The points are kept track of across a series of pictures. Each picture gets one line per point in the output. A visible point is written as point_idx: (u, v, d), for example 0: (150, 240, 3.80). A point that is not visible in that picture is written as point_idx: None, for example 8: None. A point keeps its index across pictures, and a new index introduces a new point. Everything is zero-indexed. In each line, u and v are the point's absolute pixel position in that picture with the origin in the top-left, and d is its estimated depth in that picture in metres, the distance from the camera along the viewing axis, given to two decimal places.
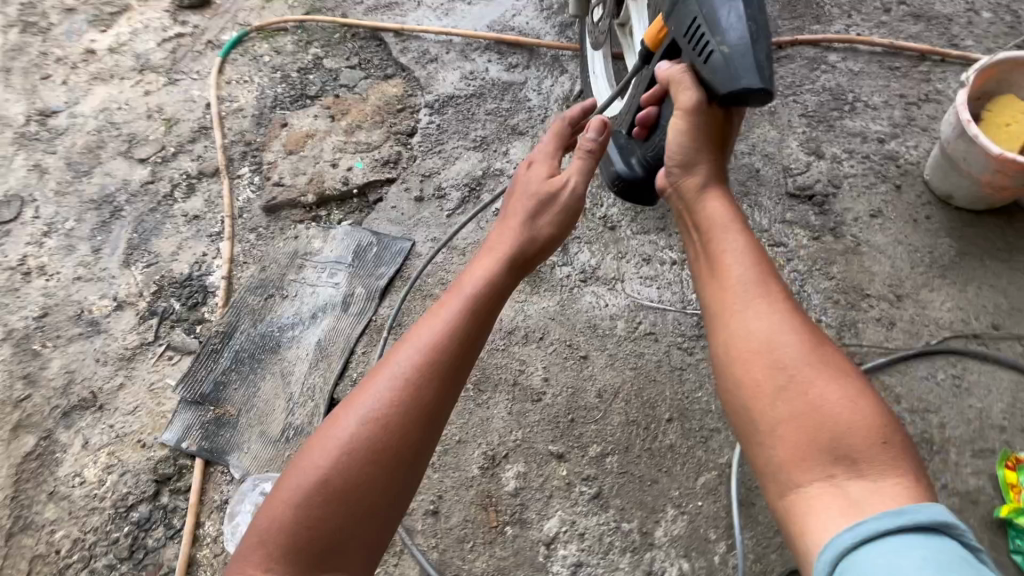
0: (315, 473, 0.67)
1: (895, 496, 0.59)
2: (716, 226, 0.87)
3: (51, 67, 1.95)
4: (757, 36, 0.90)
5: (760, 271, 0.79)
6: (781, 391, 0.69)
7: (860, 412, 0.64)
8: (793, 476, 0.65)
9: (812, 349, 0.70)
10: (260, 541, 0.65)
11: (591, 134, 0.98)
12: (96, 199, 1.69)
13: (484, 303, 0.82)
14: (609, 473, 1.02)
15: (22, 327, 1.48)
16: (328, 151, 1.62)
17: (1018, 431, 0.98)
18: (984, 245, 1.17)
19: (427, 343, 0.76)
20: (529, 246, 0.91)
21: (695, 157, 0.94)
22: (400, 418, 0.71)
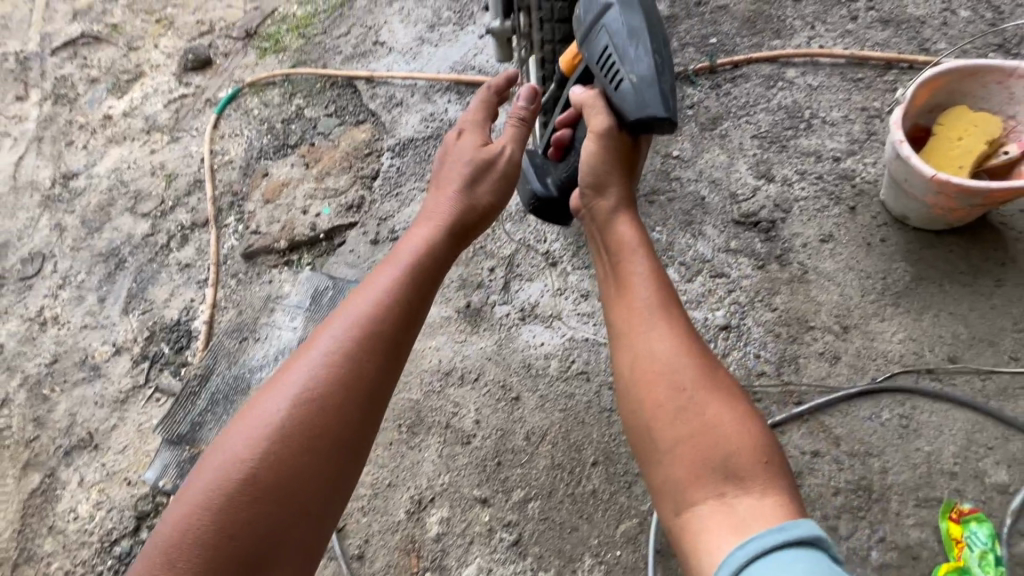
0: (246, 455, 0.69)
1: (775, 513, 0.65)
2: (628, 251, 0.92)
3: (75, 134, 2.17)
4: (663, 70, 0.92)
5: (662, 299, 0.85)
6: (679, 414, 0.74)
7: (750, 439, 0.70)
8: (687, 492, 0.70)
9: (706, 376, 0.77)
10: (185, 531, 0.65)
11: (521, 102, 1.06)
12: (105, 253, 1.85)
13: (416, 275, 0.87)
14: (530, 519, 1.02)
15: (36, 373, 1.65)
16: (300, 198, 1.72)
17: (970, 477, 0.90)
18: (944, 268, 1.09)
19: (359, 319, 0.79)
20: (467, 211, 0.99)
21: (607, 179, 0.99)
22: (337, 394, 0.74)
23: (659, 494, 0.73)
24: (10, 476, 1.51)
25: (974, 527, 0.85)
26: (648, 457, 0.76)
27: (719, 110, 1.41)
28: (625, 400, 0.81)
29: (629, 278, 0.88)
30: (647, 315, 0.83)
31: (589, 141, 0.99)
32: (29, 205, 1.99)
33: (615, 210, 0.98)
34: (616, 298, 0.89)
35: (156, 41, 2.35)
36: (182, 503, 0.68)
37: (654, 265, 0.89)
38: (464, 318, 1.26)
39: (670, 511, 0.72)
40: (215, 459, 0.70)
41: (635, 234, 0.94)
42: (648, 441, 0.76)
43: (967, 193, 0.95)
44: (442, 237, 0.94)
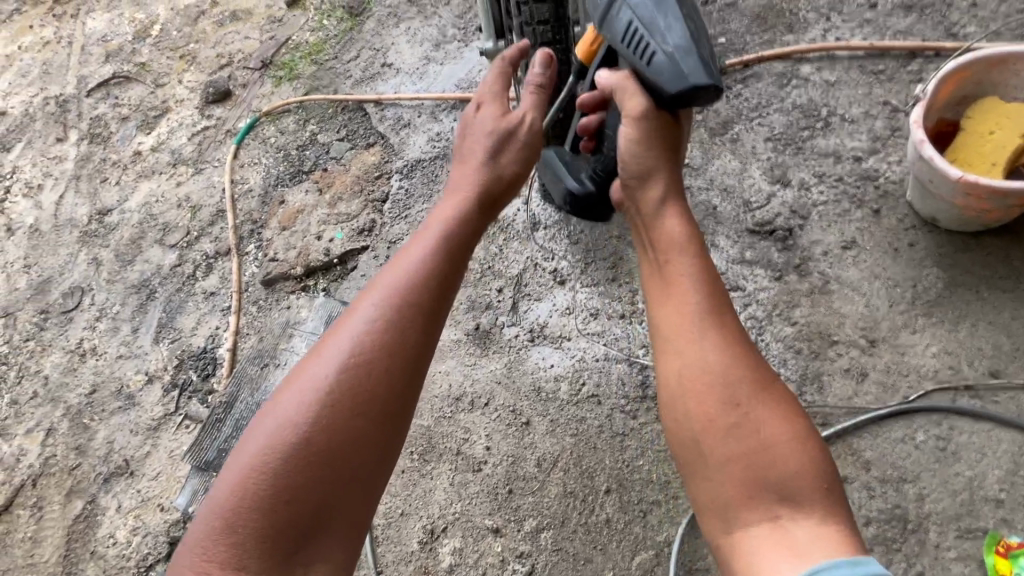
0: (294, 424, 0.65)
1: (837, 543, 0.59)
2: (675, 247, 0.80)
3: (110, 172, 2.18)
4: (700, 37, 0.77)
5: (715, 300, 0.74)
6: (732, 430, 0.66)
7: (805, 456, 0.64)
8: (739, 513, 0.64)
9: (763, 384, 0.68)
10: (242, 500, 0.62)
11: (536, 68, 0.97)
12: (136, 285, 1.90)
13: (455, 241, 0.83)
14: (543, 550, 1.00)
15: (77, 404, 1.72)
16: (314, 225, 1.75)
17: (1018, 506, 0.83)
18: (981, 273, 1.01)
19: (396, 286, 0.75)
20: (495, 186, 0.92)
21: (651, 167, 0.86)
22: (381, 361, 0.70)
23: (705, 509, 0.67)
24: (56, 503, 1.58)
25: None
26: (695, 471, 0.69)
27: (730, 113, 1.32)
28: (667, 406, 0.72)
29: (676, 276, 0.77)
30: (697, 319, 0.73)
31: (626, 127, 0.86)
32: (67, 241, 2.06)
33: (663, 201, 0.85)
34: (661, 299, 0.78)
35: (180, 76, 2.38)
36: (233, 472, 0.64)
37: (704, 262, 0.78)
38: (474, 340, 1.23)
39: (719, 529, 0.66)
40: (258, 432, 0.66)
41: (685, 229, 0.81)
42: (696, 454, 0.69)
43: (999, 194, 0.89)
44: (476, 203, 0.89)
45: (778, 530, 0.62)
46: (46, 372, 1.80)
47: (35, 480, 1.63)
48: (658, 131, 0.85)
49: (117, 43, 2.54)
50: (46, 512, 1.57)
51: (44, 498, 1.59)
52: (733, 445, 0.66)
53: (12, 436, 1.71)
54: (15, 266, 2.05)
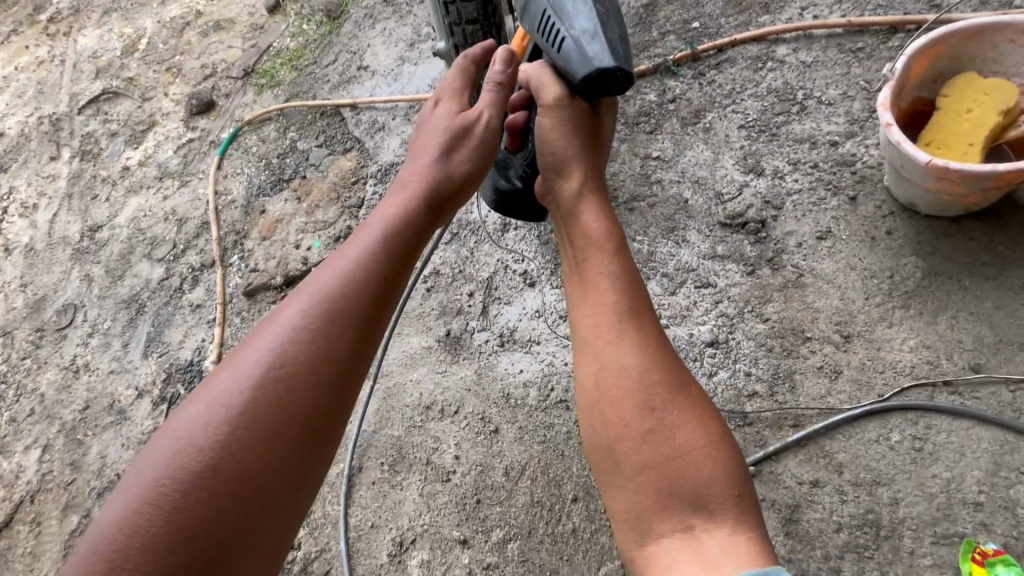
0: (192, 454, 0.59)
1: (748, 555, 0.58)
2: (595, 243, 0.79)
3: (99, 187, 2.21)
4: (608, 21, 0.80)
5: (632, 300, 0.73)
6: (649, 435, 0.64)
7: (720, 463, 0.63)
8: (654, 525, 0.62)
9: (679, 385, 0.67)
10: (123, 545, 0.54)
11: (496, 65, 0.91)
12: (126, 299, 1.91)
13: (398, 245, 0.75)
14: (510, 561, 0.98)
15: (71, 420, 1.74)
16: (293, 233, 1.74)
17: (999, 509, 0.78)
18: (962, 261, 0.95)
19: (323, 294, 0.67)
20: (445, 186, 0.83)
21: (567, 157, 0.87)
22: (297, 384, 0.63)
23: (620, 520, 0.65)
24: (53, 518, 1.60)
25: (1001, 571, 0.73)
26: (612, 480, 0.67)
27: (702, 101, 1.27)
28: (586, 410, 0.70)
29: (593, 273, 0.76)
30: (615, 319, 0.71)
31: (543, 115, 0.88)
32: (61, 258, 2.08)
33: (579, 193, 0.85)
34: (578, 298, 0.77)
35: (167, 89, 2.39)
36: (114, 510, 0.57)
37: (622, 259, 0.77)
38: (443, 348, 1.21)
39: (633, 543, 0.64)
40: (149, 463, 0.59)
41: (605, 224, 0.81)
42: (611, 462, 0.67)
43: (972, 177, 0.83)
44: (427, 202, 0.81)
45: (689, 540, 0.60)
46: (42, 389, 1.82)
47: (33, 496, 1.65)
48: (574, 121, 0.87)
49: (107, 59, 2.56)
50: (44, 527, 1.60)
51: (42, 514, 1.62)
52: (649, 452, 0.64)
53: (11, 454, 1.73)
54: (12, 285, 2.08)
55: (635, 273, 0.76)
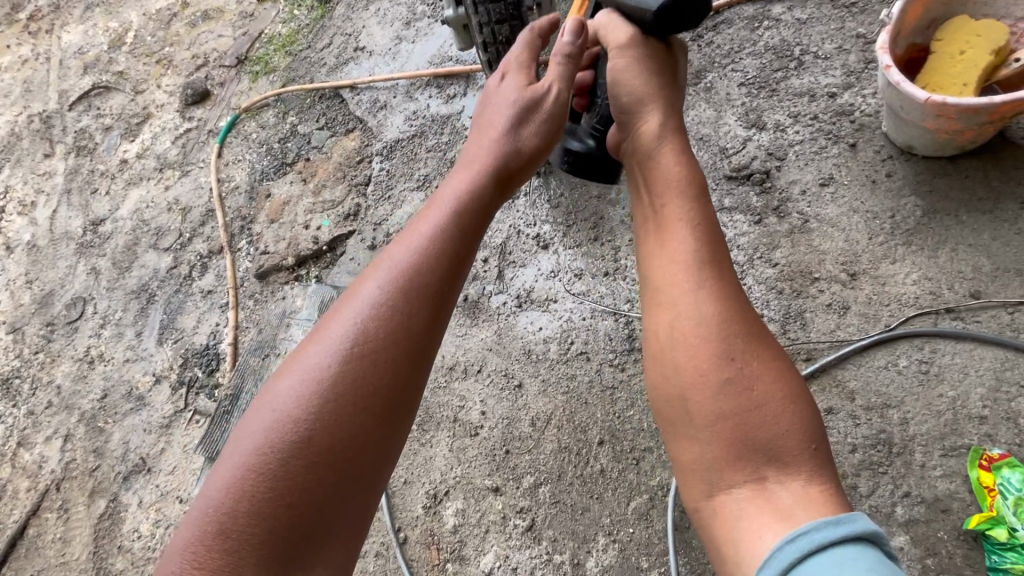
0: (295, 417, 0.63)
1: (826, 506, 0.53)
2: (671, 188, 0.73)
3: (98, 181, 2.19)
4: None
5: (712, 249, 0.67)
6: (725, 386, 0.59)
7: (797, 417, 0.57)
8: (724, 475, 0.58)
9: (756, 335, 0.61)
10: (241, 498, 0.59)
11: (565, 36, 0.87)
12: (135, 290, 1.91)
13: (466, 215, 0.77)
14: (542, 504, 1.02)
15: (90, 409, 1.74)
16: (301, 214, 1.77)
17: (1002, 420, 0.84)
18: (959, 197, 1.00)
19: (401, 265, 0.71)
20: (512, 159, 0.83)
21: (645, 96, 0.81)
22: (383, 351, 0.67)
23: (688, 471, 0.61)
24: (80, 504, 1.61)
25: (1007, 474, 0.78)
26: (681, 431, 0.62)
27: (702, 62, 1.31)
28: (654, 361, 0.66)
29: (670, 219, 0.71)
30: (693, 266, 0.65)
31: (616, 57, 0.83)
32: (65, 253, 2.07)
33: (660, 134, 0.79)
34: (653, 247, 0.71)
35: (159, 81, 2.37)
36: (229, 467, 0.62)
37: (701, 207, 0.71)
38: (462, 312, 1.25)
39: (700, 494, 0.60)
40: (259, 424, 0.63)
41: (684, 168, 0.75)
42: (682, 413, 0.62)
43: (969, 111, 0.88)
44: (495, 177, 0.82)
45: (761, 493, 0.56)
46: (58, 382, 1.82)
47: (58, 484, 1.66)
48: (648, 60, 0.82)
49: (94, 54, 2.54)
50: (72, 514, 1.61)
51: (69, 501, 1.63)
52: (722, 402, 0.59)
53: (32, 446, 1.74)
54: (17, 282, 2.06)
55: (713, 221, 0.70)
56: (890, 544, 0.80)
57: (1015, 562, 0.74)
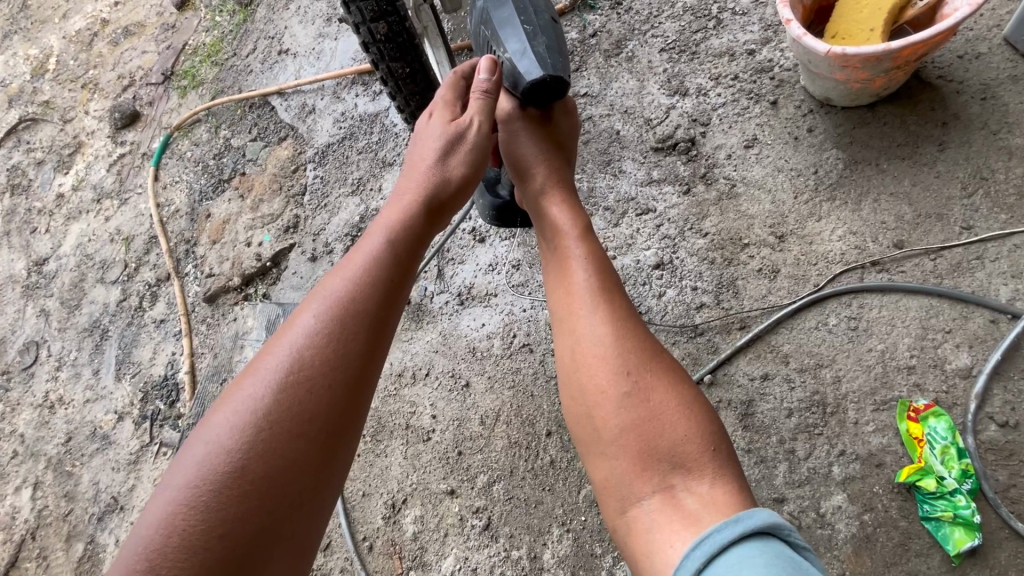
0: (230, 447, 0.56)
1: (728, 506, 0.52)
2: (562, 232, 0.75)
3: (36, 220, 2.11)
4: (536, 33, 0.76)
5: (605, 277, 0.69)
6: (625, 399, 0.59)
7: (697, 423, 0.58)
8: (632, 487, 0.57)
9: (653, 353, 0.62)
10: (173, 534, 0.52)
11: (480, 75, 0.79)
12: (88, 327, 1.85)
13: (401, 247, 0.73)
14: (497, 501, 1.02)
15: (56, 453, 1.68)
16: (242, 231, 1.72)
17: (929, 368, 0.84)
18: (880, 144, 0.99)
19: (339, 292, 0.66)
20: (443, 189, 0.78)
21: (529, 159, 0.81)
22: (319, 379, 0.61)
23: (602, 490, 0.59)
24: (58, 550, 1.54)
25: (933, 423, 0.79)
26: (591, 449, 0.61)
27: (622, 31, 1.27)
28: (566, 389, 0.65)
29: (566, 254, 0.72)
30: (588, 295, 0.67)
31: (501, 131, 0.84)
32: (11, 298, 1.99)
33: (544, 189, 0.80)
34: (555, 280, 0.72)
35: (86, 107, 2.27)
36: (160, 505, 0.54)
37: (592, 244, 0.73)
38: (406, 316, 1.23)
39: (614, 510, 0.58)
40: (188, 460, 0.56)
41: (571, 213, 0.76)
42: (590, 433, 0.61)
43: (871, 60, 0.86)
44: (425, 208, 0.77)
45: (670, 500, 0.55)
46: (21, 430, 1.75)
47: (34, 533, 1.59)
48: (533, 129, 0.82)
49: (18, 85, 2.43)
50: (51, 561, 1.54)
51: (46, 548, 1.56)
52: (625, 415, 0.58)
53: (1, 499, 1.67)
54: None
55: (605, 257, 0.71)
56: (829, 504, 0.80)
57: (945, 509, 0.75)
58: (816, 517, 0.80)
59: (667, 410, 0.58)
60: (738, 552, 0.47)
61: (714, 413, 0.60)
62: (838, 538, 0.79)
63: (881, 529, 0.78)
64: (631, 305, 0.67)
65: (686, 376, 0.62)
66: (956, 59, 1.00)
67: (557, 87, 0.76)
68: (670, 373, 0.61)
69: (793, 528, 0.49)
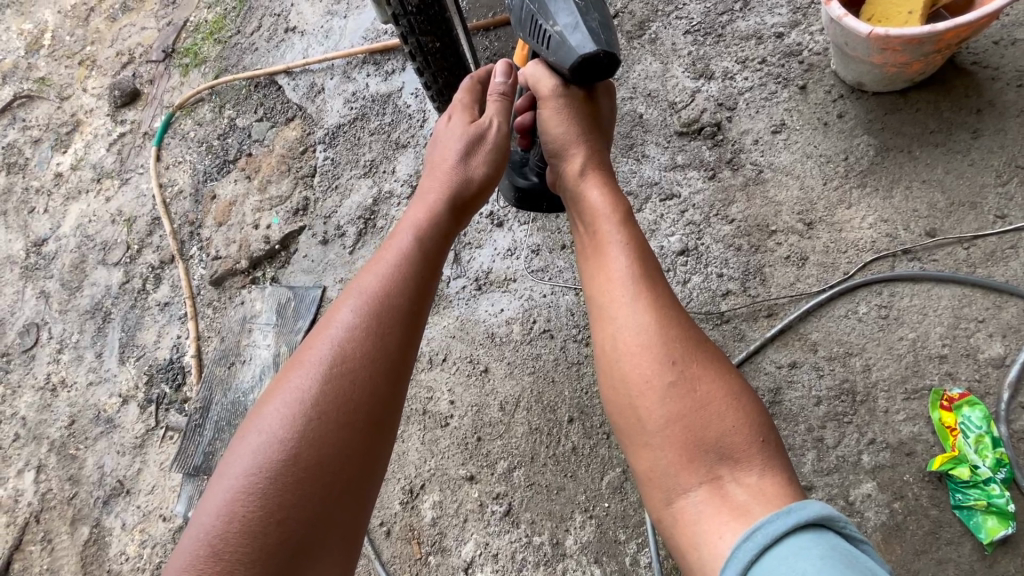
0: (280, 436, 0.55)
1: (782, 498, 0.51)
2: (599, 218, 0.72)
3: (34, 199, 2.06)
4: (589, 8, 0.69)
5: (645, 265, 0.66)
6: (670, 389, 0.58)
7: (745, 413, 0.56)
8: (679, 479, 0.55)
9: (698, 343, 0.60)
10: (231, 521, 0.51)
11: (497, 78, 0.84)
12: (89, 309, 1.82)
13: (430, 242, 0.71)
14: (518, 487, 1.01)
15: (59, 437, 1.65)
16: (249, 213, 1.68)
17: (961, 358, 0.83)
18: (913, 131, 0.97)
19: (375, 284, 0.65)
20: (466, 188, 0.77)
21: (567, 140, 0.79)
22: (358, 369, 0.59)
23: (647, 481, 0.58)
24: (63, 533, 1.52)
25: (968, 412, 0.78)
26: (635, 440, 0.60)
27: (645, 12, 1.24)
28: (609, 382, 0.64)
29: (604, 242, 0.70)
30: (630, 281, 0.64)
31: (541, 107, 0.80)
32: (9, 279, 1.95)
33: (581, 173, 0.77)
34: (592, 268, 0.70)
35: (84, 84, 2.21)
36: (218, 492, 0.53)
37: (631, 229, 0.70)
38: None
39: (660, 502, 0.57)
40: (242, 449, 0.55)
41: (608, 198, 0.74)
42: (636, 424, 0.60)
43: (913, 43, 0.84)
44: (452, 204, 0.76)
45: (719, 491, 0.53)
46: (23, 412, 1.73)
47: (38, 516, 1.57)
48: (575, 110, 0.78)
49: (12, 61, 2.36)
50: (56, 544, 1.52)
51: (51, 531, 1.54)
52: (674, 406, 0.57)
53: (3, 482, 1.64)
54: None
55: (645, 243, 0.69)
56: (858, 492, 0.80)
57: (978, 498, 0.74)
58: (844, 505, 0.80)
59: (715, 400, 0.56)
60: (789, 545, 0.46)
61: (760, 404, 0.58)
62: (868, 526, 0.78)
63: (911, 517, 0.77)
64: (674, 295, 0.65)
65: (731, 366, 0.60)
66: (992, 45, 0.98)
67: (606, 66, 0.70)
68: (716, 363, 0.59)
69: (846, 520, 0.47)
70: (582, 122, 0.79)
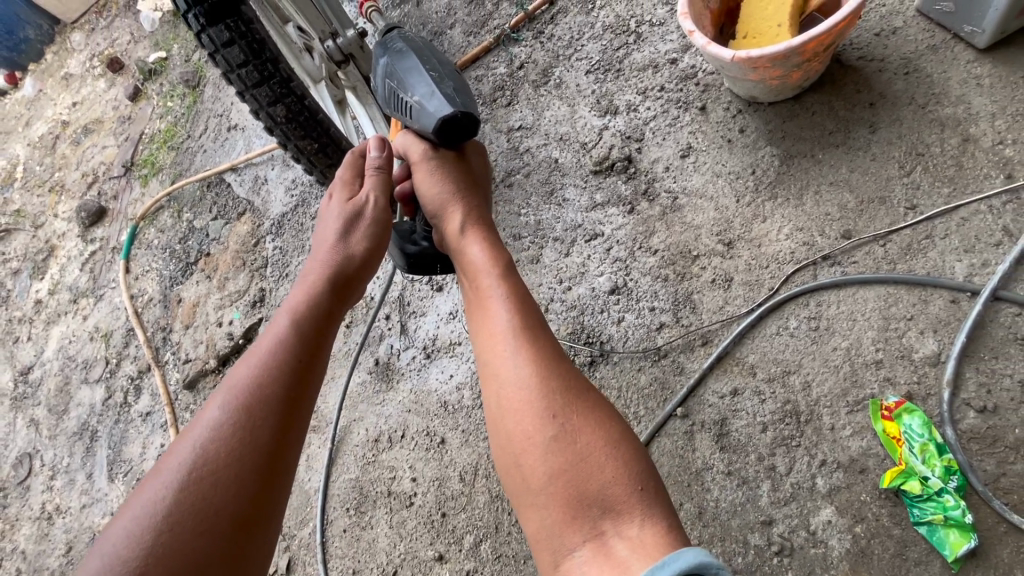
0: (129, 555, 0.52)
1: (658, 551, 0.49)
2: (479, 275, 0.73)
3: (18, 329, 2.12)
4: (442, 78, 0.76)
5: (525, 318, 0.66)
6: (550, 445, 0.56)
7: (623, 462, 0.54)
8: (563, 539, 0.53)
9: (576, 392, 0.59)
10: None
11: (372, 152, 0.85)
12: (76, 431, 1.82)
13: (309, 325, 0.71)
14: (486, 561, 0.98)
15: (59, 566, 1.65)
16: (212, 311, 1.71)
17: (897, 360, 0.80)
18: (812, 134, 0.97)
19: (249, 377, 0.64)
20: (346, 265, 0.78)
21: (443, 201, 0.80)
22: (225, 470, 0.57)
23: (535, 544, 0.56)
24: None
25: (908, 420, 0.76)
26: (522, 501, 0.58)
27: (547, 60, 1.27)
28: (495, 441, 0.62)
29: (486, 298, 0.70)
30: (509, 337, 0.64)
31: (415, 174, 0.83)
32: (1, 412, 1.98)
33: (462, 232, 0.78)
34: (477, 325, 0.70)
35: (55, 210, 2.30)
36: None
37: (513, 283, 0.71)
38: (377, 377, 1.21)
39: (550, 566, 0.54)
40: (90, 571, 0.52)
41: (488, 253, 0.75)
42: (519, 483, 0.58)
43: (780, 58, 0.85)
44: (333, 284, 0.76)
45: (602, 549, 0.51)
46: (23, 545, 1.73)
47: None
48: (447, 171, 0.81)
49: None
50: None
51: None
52: (551, 462, 0.56)
53: None
54: None
55: (526, 295, 0.69)
56: (818, 520, 0.76)
57: (935, 512, 0.71)
58: (807, 536, 0.76)
59: (590, 450, 0.55)
60: None
61: (642, 448, 0.57)
62: (834, 556, 0.74)
63: (875, 540, 0.73)
64: (555, 343, 0.65)
65: (612, 410, 0.59)
66: (874, 38, 0.99)
67: (466, 126, 0.75)
68: (593, 411, 0.58)
69: (721, 564, 0.46)
70: (457, 181, 0.81)
